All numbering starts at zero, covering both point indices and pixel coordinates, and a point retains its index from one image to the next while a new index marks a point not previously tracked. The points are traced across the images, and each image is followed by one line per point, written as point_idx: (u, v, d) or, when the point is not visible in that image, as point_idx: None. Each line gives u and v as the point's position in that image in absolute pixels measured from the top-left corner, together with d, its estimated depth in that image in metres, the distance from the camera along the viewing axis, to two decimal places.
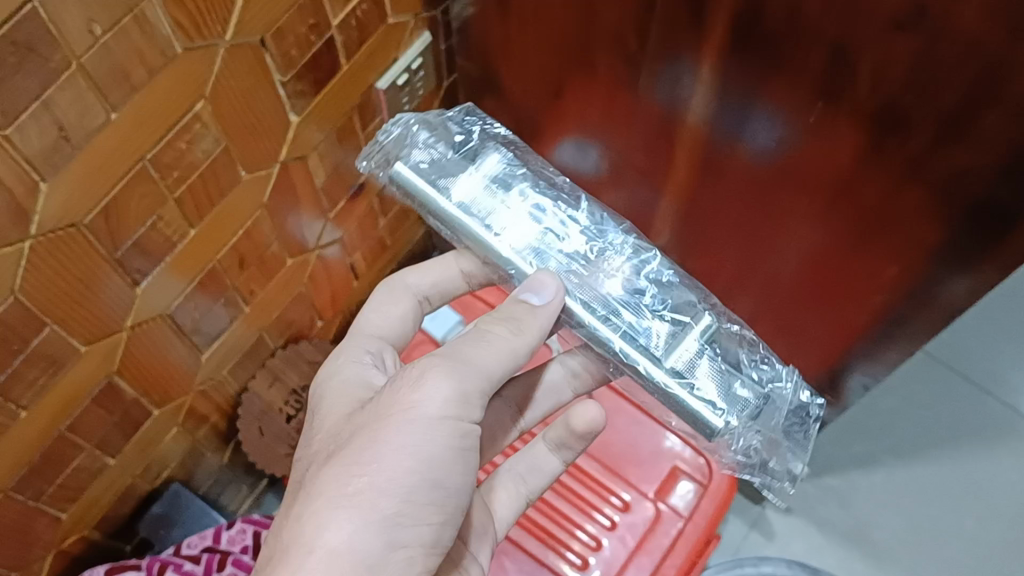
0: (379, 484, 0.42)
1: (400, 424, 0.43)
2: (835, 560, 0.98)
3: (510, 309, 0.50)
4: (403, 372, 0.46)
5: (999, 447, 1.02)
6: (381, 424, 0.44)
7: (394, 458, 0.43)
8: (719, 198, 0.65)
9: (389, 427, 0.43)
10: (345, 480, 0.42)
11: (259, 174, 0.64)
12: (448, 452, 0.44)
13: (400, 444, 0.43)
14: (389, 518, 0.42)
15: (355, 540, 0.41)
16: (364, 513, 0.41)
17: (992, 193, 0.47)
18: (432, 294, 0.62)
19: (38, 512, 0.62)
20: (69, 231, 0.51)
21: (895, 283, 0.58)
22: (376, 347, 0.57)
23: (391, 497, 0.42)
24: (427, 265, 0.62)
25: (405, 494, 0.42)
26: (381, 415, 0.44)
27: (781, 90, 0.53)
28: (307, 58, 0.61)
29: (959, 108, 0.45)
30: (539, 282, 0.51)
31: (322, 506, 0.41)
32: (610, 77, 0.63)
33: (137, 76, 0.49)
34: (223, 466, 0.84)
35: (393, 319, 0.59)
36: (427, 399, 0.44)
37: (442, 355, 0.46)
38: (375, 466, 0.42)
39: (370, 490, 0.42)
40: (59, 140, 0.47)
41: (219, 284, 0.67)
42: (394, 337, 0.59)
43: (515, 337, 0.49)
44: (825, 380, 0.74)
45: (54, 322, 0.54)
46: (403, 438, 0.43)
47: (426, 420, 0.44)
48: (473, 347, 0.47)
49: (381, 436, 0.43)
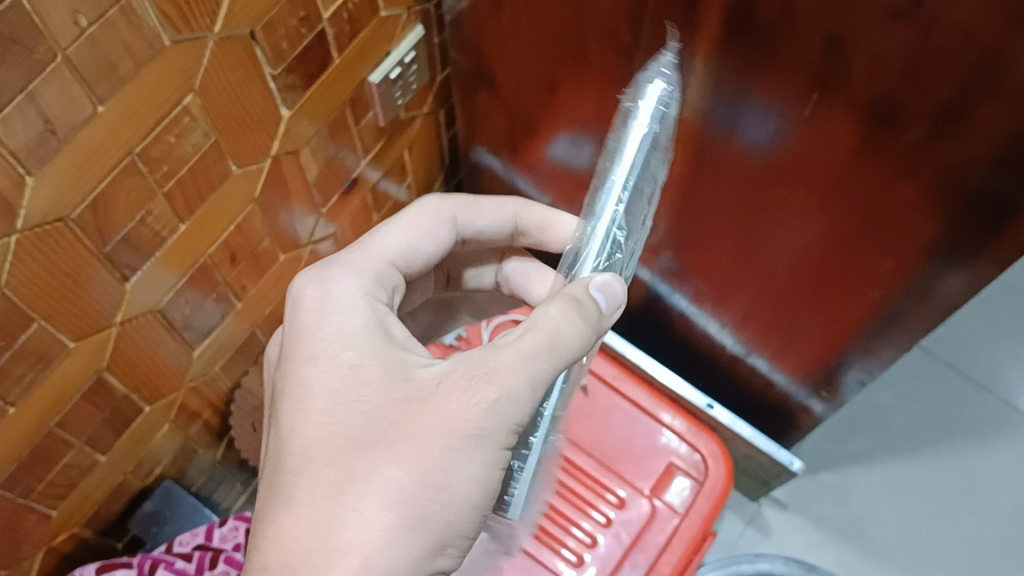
0: (443, 511, 0.41)
1: (474, 450, 0.41)
2: (833, 557, 0.98)
3: (573, 288, 0.45)
4: (476, 368, 0.42)
5: (997, 444, 1.01)
6: (458, 442, 0.41)
7: (463, 485, 0.41)
8: (714, 191, 0.64)
9: (466, 454, 0.41)
10: (415, 500, 0.41)
11: (249, 169, 0.63)
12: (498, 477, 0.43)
13: (472, 473, 0.41)
14: (440, 543, 0.42)
15: (414, 564, 0.41)
16: (424, 537, 0.41)
17: (990, 186, 0.47)
18: (467, 238, 0.58)
19: (27, 510, 0.61)
20: (56, 226, 0.50)
21: (892, 277, 0.57)
22: (391, 282, 0.52)
23: (449, 524, 0.42)
24: (484, 206, 0.58)
25: (459, 520, 0.42)
26: (452, 428, 0.41)
27: (775, 84, 0.52)
28: (298, 51, 0.61)
29: (955, 100, 0.45)
30: (609, 285, 0.45)
31: (391, 521, 0.40)
32: (603, 70, 0.63)
33: (124, 69, 0.48)
34: (216, 463, 0.84)
35: (419, 250, 0.55)
36: (501, 427, 0.42)
37: (524, 361, 0.42)
38: (447, 494, 0.41)
39: (437, 516, 0.41)
40: (45, 133, 0.46)
41: (209, 279, 0.66)
42: (412, 266, 0.55)
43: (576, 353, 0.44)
44: (821, 376, 0.74)
45: (42, 318, 0.53)
46: (474, 466, 0.41)
47: (494, 449, 0.42)
48: (550, 357, 0.42)
49: (457, 460, 0.41)
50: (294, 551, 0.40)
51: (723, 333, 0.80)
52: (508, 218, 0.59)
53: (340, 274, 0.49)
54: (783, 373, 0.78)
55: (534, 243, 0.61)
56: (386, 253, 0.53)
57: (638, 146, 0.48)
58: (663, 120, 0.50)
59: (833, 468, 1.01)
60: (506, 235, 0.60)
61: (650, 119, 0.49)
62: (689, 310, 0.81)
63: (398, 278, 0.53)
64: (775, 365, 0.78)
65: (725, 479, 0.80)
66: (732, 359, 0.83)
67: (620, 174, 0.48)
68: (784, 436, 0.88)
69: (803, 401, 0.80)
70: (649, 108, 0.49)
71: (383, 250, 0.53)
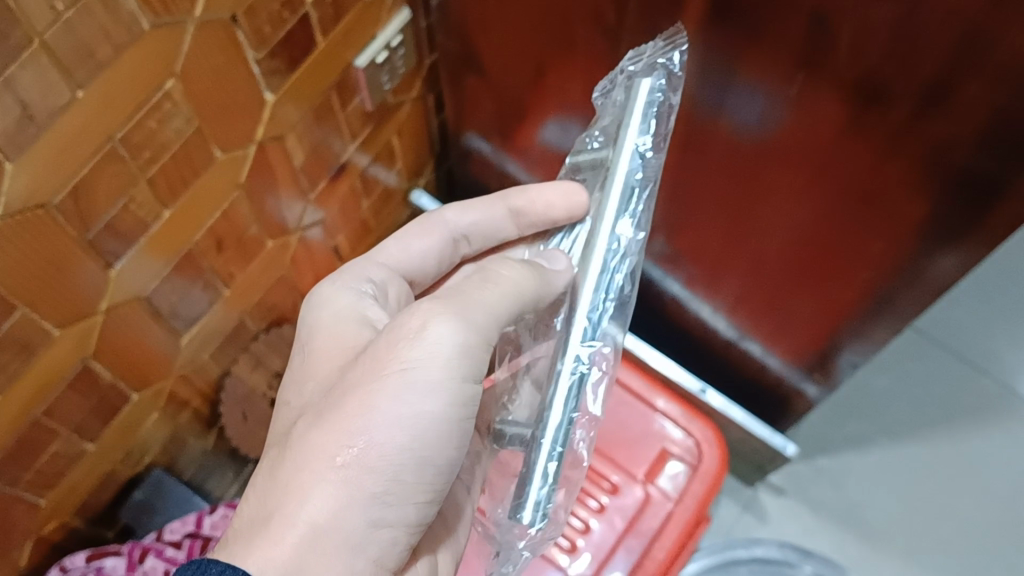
0: (372, 460, 0.42)
1: (399, 387, 0.43)
2: (827, 542, 0.98)
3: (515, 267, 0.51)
4: (397, 323, 0.45)
5: (992, 426, 1.01)
6: (377, 382, 0.43)
7: (388, 427, 0.42)
8: (701, 175, 0.64)
9: (385, 391, 0.43)
10: (333, 450, 0.41)
11: (233, 155, 0.63)
12: (444, 422, 0.44)
13: (397, 413, 0.42)
14: (376, 497, 0.42)
15: (341, 515, 0.41)
16: (351, 490, 0.41)
17: (979, 165, 0.46)
18: (470, 236, 0.59)
19: (15, 499, 0.61)
20: (38, 212, 0.50)
21: (883, 259, 0.57)
22: (381, 278, 0.54)
23: (381, 474, 0.42)
24: (469, 203, 0.59)
25: (394, 469, 0.42)
26: (375, 372, 0.43)
27: (760, 63, 0.52)
28: (281, 35, 0.60)
29: (942, 77, 0.44)
30: (557, 260, 0.56)
31: (311, 473, 0.41)
32: (590, 51, 0.62)
33: (103, 53, 0.48)
34: (208, 451, 0.83)
35: (414, 251, 0.57)
36: (430, 361, 0.43)
37: (452, 311, 0.45)
38: (368, 437, 0.42)
39: (359, 463, 0.42)
40: (23, 119, 0.46)
41: (196, 266, 0.66)
42: (411, 269, 0.57)
43: (529, 300, 0.51)
44: (814, 359, 0.73)
45: (24, 306, 0.53)
46: (401, 406, 0.43)
47: (426, 386, 0.43)
48: (470, 301, 0.47)
49: (376, 400, 0.42)
50: (235, 536, 0.42)
51: (716, 317, 0.80)
52: (496, 207, 0.59)
53: (326, 283, 0.52)
54: (775, 357, 0.78)
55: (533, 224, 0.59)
56: (379, 258, 0.55)
57: (628, 172, 0.55)
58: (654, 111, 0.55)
59: (829, 452, 1.01)
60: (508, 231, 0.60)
61: (642, 115, 0.54)
62: (681, 294, 0.80)
63: (399, 282, 0.55)
64: (769, 350, 0.78)
65: (718, 464, 0.80)
66: (724, 343, 0.82)
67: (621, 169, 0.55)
68: (778, 420, 0.88)
69: (796, 385, 0.79)
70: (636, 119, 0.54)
71: (376, 256, 0.55)
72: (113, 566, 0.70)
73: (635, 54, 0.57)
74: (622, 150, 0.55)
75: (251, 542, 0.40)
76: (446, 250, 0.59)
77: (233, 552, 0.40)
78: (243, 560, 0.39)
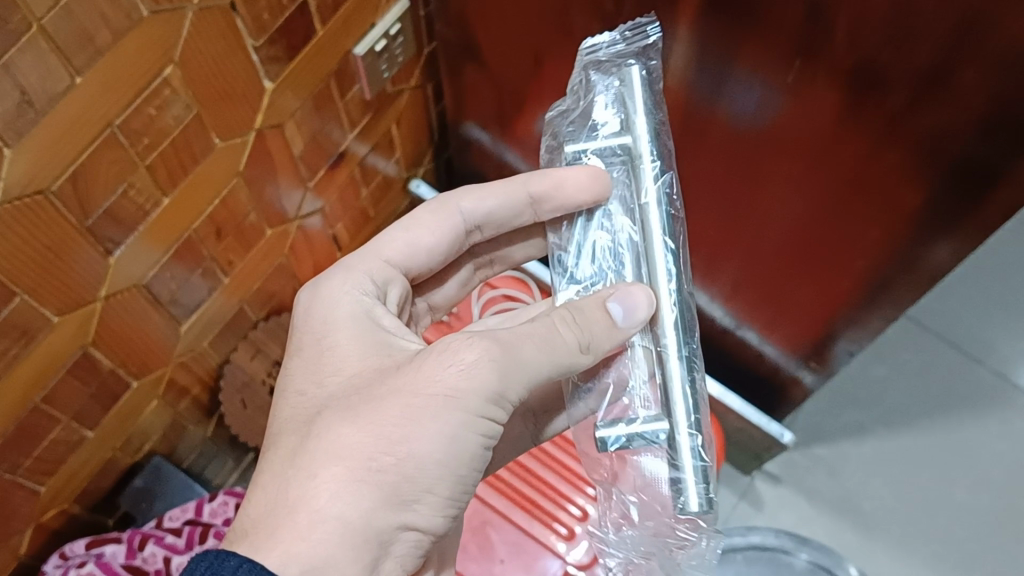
0: (405, 471, 0.41)
1: (441, 410, 0.42)
2: (824, 531, 0.98)
3: (588, 302, 0.46)
4: (448, 339, 0.43)
5: (989, 416, 1.01)
6: (421, 400, 0.42)
7: (427, 445, 0.41)
8: (700, 161, 0.64)
9: (428, 412, 0.41)
10: (369, 456, 0.41)
11: (232, 143, 0.63)
12: (480, 445, 0.43)
13: (436, 432, 0.42)
14: (404, 504, 0.42)
15: (369, 519, 0.41)
16: (382, 495, 0.41)
17: (974, 152, 0.47)
18: (484, 224, 0.56)
19: (15, 485, 0.61)
20: (36, 199, 0.50)
21: (878, 246, 0.57)
22: (382, 277, 0.53)
23: (413, 484, 0.42)
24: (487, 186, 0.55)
25: (427, 483, 0.42)
26: (418, 389, 0.42)
27: (757, 51, 0.52)
28: (279, 23, 0.60)
29: (938, 64, 0.44)
30: (629, 292, 0.46)
31: (342, 475, 0.41)
32: (588, 39, 0.62)
33: (102, 39, 0.48)
34: (207, 440, 0.84)
35: (419, 246, 0.55)
36: (476, 392, 0.42)
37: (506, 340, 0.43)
38: (405, 452, 0.41)
39: (394, 474, 0.41)
40: (22, 105, 0.46)
41: (195, 254, 0.66)
42: (414, 263, 0.55)
43: (579, 351, 0.45)
44: (811, 347, 0.73)
45: (25, 292, 0.53)
46: (441, 427, 0.42)
47: (468, 413, 0.42)
48: (535, 340, 0.44)
49: (417, 418, 0.41)
50: (254, 515, 0.42)
51: (712, 306, 0.80)
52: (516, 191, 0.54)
53: (330, 273, 0.51)
54: (773, 346, 0.78)
55: (554, 211, 0.52)
56: (384, 252, 0.54)
57: (659, 194, 0.49)
58: (652, 90, 0.50)
59: (826, 441, 1.01)
60: (526, 216, 0.55)
61: (641, 92, 0.50)
62: None
63: (399, 279, 0.54)
64: (766, 338, 0.78)
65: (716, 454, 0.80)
66: (721, 331, 0.83)
67: (643, 148, 0.49)
68: (776, 409, 0.88)
69: (792, 373, 0.79)
70: (643, 138, 0.49)
71: (381, 250, 0.53)
72: (113, 553, 0.71)
73: (589, 47, 0.53)
74: (641, 172, 0.49)
75: (275, 530, 0.40)
76: (456, 240, 0.56)
77: (253, 538, 0.40)
78: (263, 553, 0.39)
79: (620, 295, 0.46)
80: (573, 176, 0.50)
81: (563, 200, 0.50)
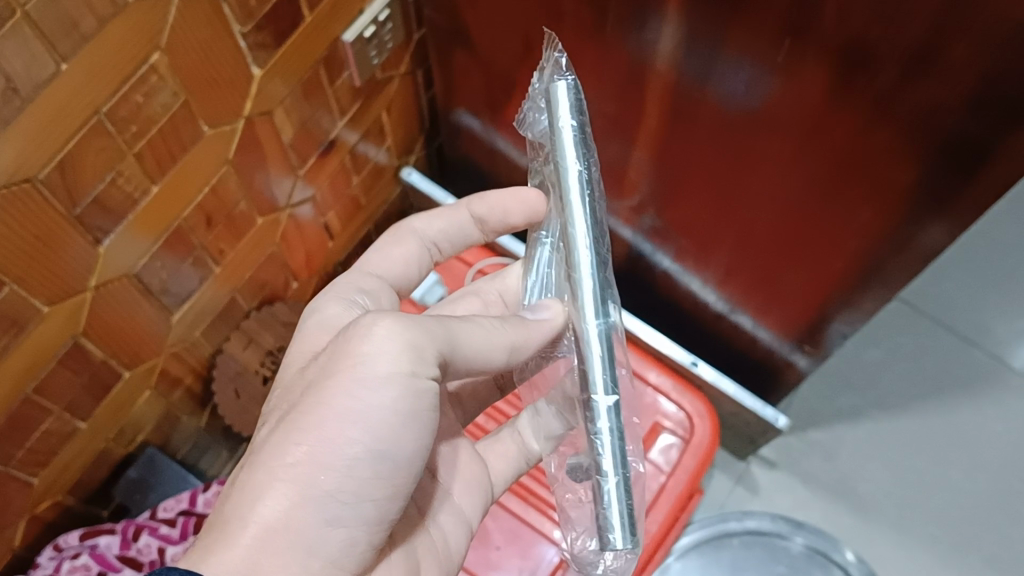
0: (320, 458, 0.40)
1: (349, 385, 0.41)
2: (820, 514, 0.98)
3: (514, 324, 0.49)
4: (355, 323, 0.43)
5: (983, 397, 1.01)
6: (330, 382, 0.41)
7: (337, 424, 0.40)
8: (689, 145, 0.64)
9: (338, 388, 0.41)
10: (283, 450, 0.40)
11: (221, 129, 0.63)
12: (401, 418, 0.42)
13: (348, 408, 0.41)
14: (329, 495, 0.40)
15: (293, 516, 0.39)
16: (303, 487, 0.40)
17: (962, 129, 0.46)
18: (440, 245, 0.58)
19: (9, 477, 0.61)
20: (24, 186, 0.50)
21: (871, 225, 0.57)
22: (371, 286, 0.53)
23: (330, 470, 0.40)
24: (436, 211, 0.58)
25: (349, 466, 0.40)
26: (328, 374, 0.42)
27: (745, 34, 0.52)
28: (266, 8, 0.60)
29: (927, 40, 0.44)
30: (541, 305, 0.52)
31: (262, 477, 0.40)
32: (576, 26, 0.62)
33: (86, 25, 0.48)
34: (201, 431, 0.83)
35: (397, 263, 0.55)
36: (379, 359, 0.41)
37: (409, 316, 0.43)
38: (317, 437, 0.40)
39: (309, 462, 0.40)
40: (7, 91, 0.46)
41: (185, 243, 0.66)
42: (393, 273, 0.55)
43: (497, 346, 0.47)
44: (804, 329, 0.73)
45: (14, 282, 0.53)
46: (350, 401, 0.41)
47: (375, 381, 0.41)
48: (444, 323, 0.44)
49: (329, 398, 0.41)
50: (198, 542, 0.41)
51: (705, 290, 0.80)
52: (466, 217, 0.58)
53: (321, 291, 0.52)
54: (766, 330, 0.78)
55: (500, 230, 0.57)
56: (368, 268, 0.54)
57: (588, 230, 0.48)
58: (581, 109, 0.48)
59: (822, 426, 1.01)
60: (477, 239, 0.59)
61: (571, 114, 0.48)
62: (671, 267, 0.80)
63: (382, 283, 0.54)
64: (759, 323, 0.78)
65: (712, 436, 0.80)
66: (715, 315, 0.82)
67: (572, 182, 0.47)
68: (771, 393, 0.88)
69: (786, 356, 0.79)
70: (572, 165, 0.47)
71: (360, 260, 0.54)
72: (107, 544, 0.70)
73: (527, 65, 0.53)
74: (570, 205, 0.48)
75: (208, 544, 0.39)
76: (424, 263, 0.57)
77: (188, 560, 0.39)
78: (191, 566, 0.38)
79: (534, 308, 0.52)
80: (515, 204, 0.55)
81: (506, 215, 0.56)
